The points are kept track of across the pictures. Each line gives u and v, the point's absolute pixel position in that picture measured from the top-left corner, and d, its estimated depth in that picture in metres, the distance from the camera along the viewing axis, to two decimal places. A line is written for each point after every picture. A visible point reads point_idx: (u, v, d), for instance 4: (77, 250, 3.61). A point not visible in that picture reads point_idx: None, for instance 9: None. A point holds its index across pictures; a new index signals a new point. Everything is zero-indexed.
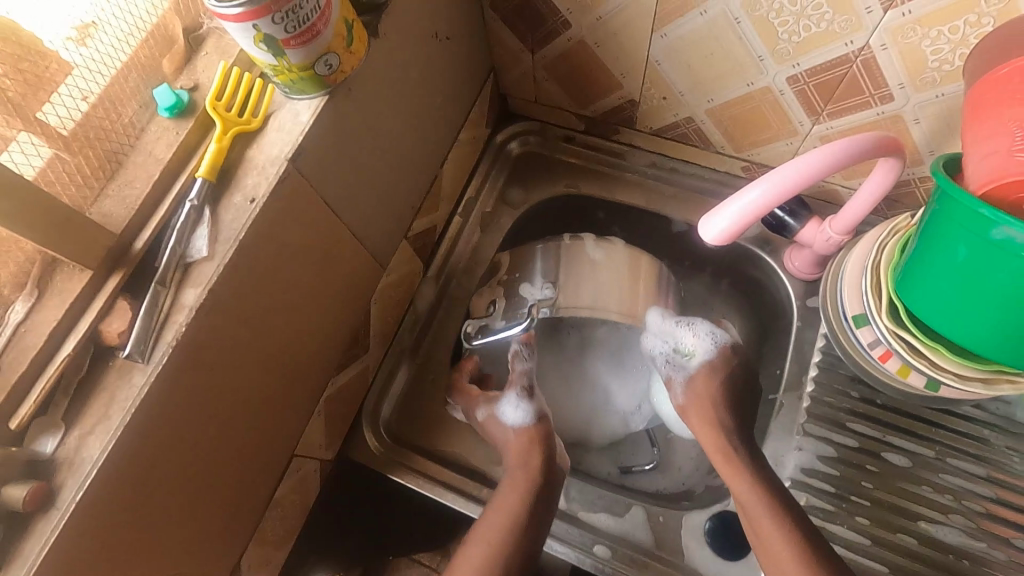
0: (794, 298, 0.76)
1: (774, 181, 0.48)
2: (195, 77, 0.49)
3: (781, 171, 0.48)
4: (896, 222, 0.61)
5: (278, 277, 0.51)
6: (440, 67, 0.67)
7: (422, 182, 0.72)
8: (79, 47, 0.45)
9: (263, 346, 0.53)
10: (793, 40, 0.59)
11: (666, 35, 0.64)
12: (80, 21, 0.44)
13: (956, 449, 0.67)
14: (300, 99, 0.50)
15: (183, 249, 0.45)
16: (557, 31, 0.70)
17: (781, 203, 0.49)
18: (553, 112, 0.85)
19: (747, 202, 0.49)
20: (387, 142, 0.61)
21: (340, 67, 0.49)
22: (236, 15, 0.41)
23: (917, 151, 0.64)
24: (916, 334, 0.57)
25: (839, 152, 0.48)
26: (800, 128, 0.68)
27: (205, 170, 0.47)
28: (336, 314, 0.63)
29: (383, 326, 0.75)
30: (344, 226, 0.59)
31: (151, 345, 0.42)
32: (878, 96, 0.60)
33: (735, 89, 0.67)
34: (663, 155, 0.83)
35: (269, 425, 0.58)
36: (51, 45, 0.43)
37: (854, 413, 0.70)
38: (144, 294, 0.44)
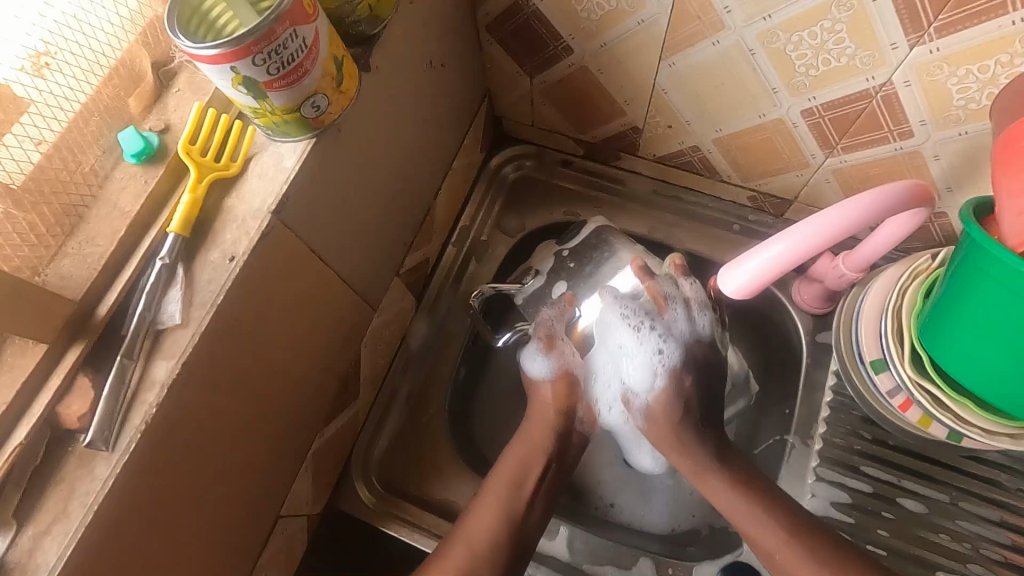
0: (803, 333, 0.74)
1: (798, 240, 0.45)
2: (165, 117, 0.44)
3: (806, 227, 0.45)
4: (916, 265, 0.58)
5: (261, 336, 0.47)
6: (434, 95, 0.62)
7: (414, 215, 0.68)
8: (30, 84, 0.40)
9: (244, 410, 0.48)
10: (811, 73, 0.55)
11: (675, 64, 0.61)
12: (30, 54, 0.40)
13: (974, 495, 0.65)
14: (284, 141, 0.45)
15: (154, 314, 0.40)
16: (558, 56, 0.66)
17: (807, 259, 0.46)
18: (551, 136, 0.81)
19: (768, 259, 0.46)
20: (378, 179, 0.57)
21: (328, 108, 0.44)
22: (212, 57, 0.36)
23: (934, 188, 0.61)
24: (939, 385, 0.54)
25: (871, 206, 0.44)
26: (813, 161, 0.65)
27: (178, 224, 0.42)
28: (324, 363, 0.58)
29: (373, 367, 0.70)
30: (332, 272, 0.54)
31: (118, 430, 0.38)
32: (897, 131, 0.57)
33: (745, 120, 0.64)
34: (666, 182, 0.80)
35: (252, 490, 0.53)
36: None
37: (867, 456, 0.68)
38: (109, 368, 0.39)
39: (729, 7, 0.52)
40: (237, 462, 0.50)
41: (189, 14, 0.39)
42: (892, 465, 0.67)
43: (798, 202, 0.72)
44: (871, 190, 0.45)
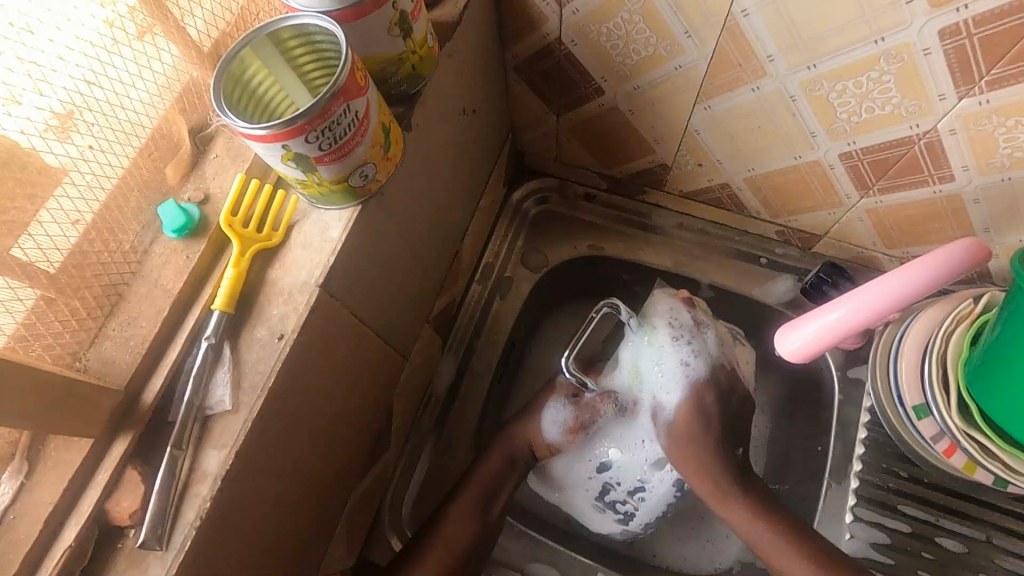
0: (834, 368, 0.73)
1: (853, 309, 0.46)
2: (204, 186, 0.43)
3: (864, 290, 0.46)
4: (958, 309, 0.58)
5: (305, 407, 0.45)
6: (465, 141, 0.61)
7: (443, 260, 0.66)
8: (63, 149, 0.37)
9: (286, 482, 0.46)
10: (853, 120, 0.55)
11: (711, 107, 0.60)
12: (65, 117, 0.37)
13: (1018, 533, 0.63)
14: (327, 209, 0.43)
15: (202, 399, 0.38)
16: (587, 96, 0.65)
17: (870, 322, 0.46)
18: (574, 170, 0.80)
19: (827, 321, 0.47)
20: (413, 232, 0.55)
21: (375, 175, 0.42)
22: (265, 136, 0.35)
23: (971, 228, 0.61)
24: (988, 434, 0.54)
25: (936, 267, 0.44)
26: (847, 200, 0.65)
27: (222, 301, 0.40)
28: (359, 421, 0.57)
29: (403, 414, 0.68)
30: (370, 331, 0.53)
31: (170, 527, 0.36)
32: (937, 176, 0.57)
33: (780, 161, 0.63)
34: (691, 216, 0.79)
35: (291, 559, 0.52)
36: (27, 144, 0.35)
37: (904, 494, 0.67)
38: (157, 458, 0.37)
39: (772, 56, 0.52)
40: (278, 534, 0.48)
41: (236, 90, 0.38)
42: (929, 504, 0.66)
43: (828, 237, 0.72)
44: (932, 252, 0.45)
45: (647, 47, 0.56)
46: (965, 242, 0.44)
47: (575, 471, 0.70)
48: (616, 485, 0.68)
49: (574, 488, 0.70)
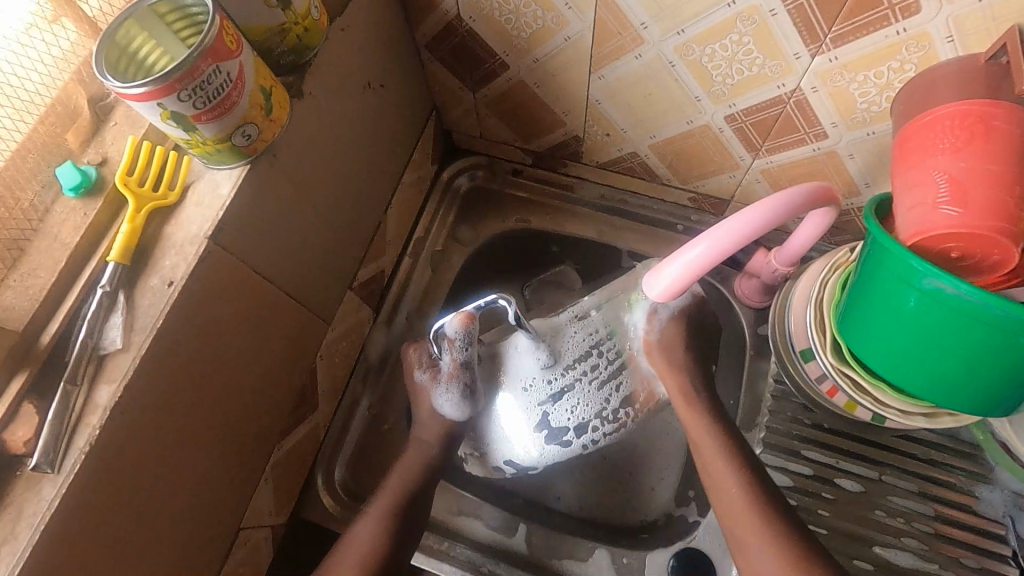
0: (745, 326, 0.77)
1: (715, 246, 0.49)
2: (103, 151, 0.46)
3: (719, 229, 0.49)
4: (836, 258, 0.62)
5: (204, 355, 0.48)
6: (375, 115, 0.65)
7: (363, 230, 0.70)
8: None
9: (193, 427, 0.50)
10: (728, 82, 0.59)
11: (604, 77, 0.64)
12: None
13: (905, 470, 0.69)
14: (219, 169, 0.47)
15: (96, 340, 0.42)
16: (495, 71, 0.69)
17: (724, 259, 0.50)
18: (500, 146, 0.84)
19: (688, 261, 0.50)
20: (320, 198, 0.59)
21: (259, 136, 0.47)
22: (138, 95, 0.38)
23: (853, 184, 0.65)
24: (857, 371, 0.58)
25: (777, 208, 0.48)
26: (742, 162, 0.69)
27: (117, 253, 0.44)
28: (276, 377, 0.60)
29: (332, 379, 0.72)
30: (279, 290, 0.56)
31: (62, 452, 0.39)
32: (812, 133, 0.61)
33: (675, 127, 0.67)
34: (611, 187, 0.83)
35: (209, 505, 0.55)
36: None
37: (808, 440, 0.71)
38: (54, 394, 0.41)
39: (645, 23, 0.56)
40: (190, 477, 0.52)
41: (117, 55, 0.42)
42: (827, 447, 0.71)
43: (734, 201, 0.76)
44: (775, 195, 0.49)
45: (536, 20, 0.60)
46: (802, 184, 0.49)
47: (475, 425, 0.65)
48: (507, 451, 0.63)
49: (472, 438, 0.66)
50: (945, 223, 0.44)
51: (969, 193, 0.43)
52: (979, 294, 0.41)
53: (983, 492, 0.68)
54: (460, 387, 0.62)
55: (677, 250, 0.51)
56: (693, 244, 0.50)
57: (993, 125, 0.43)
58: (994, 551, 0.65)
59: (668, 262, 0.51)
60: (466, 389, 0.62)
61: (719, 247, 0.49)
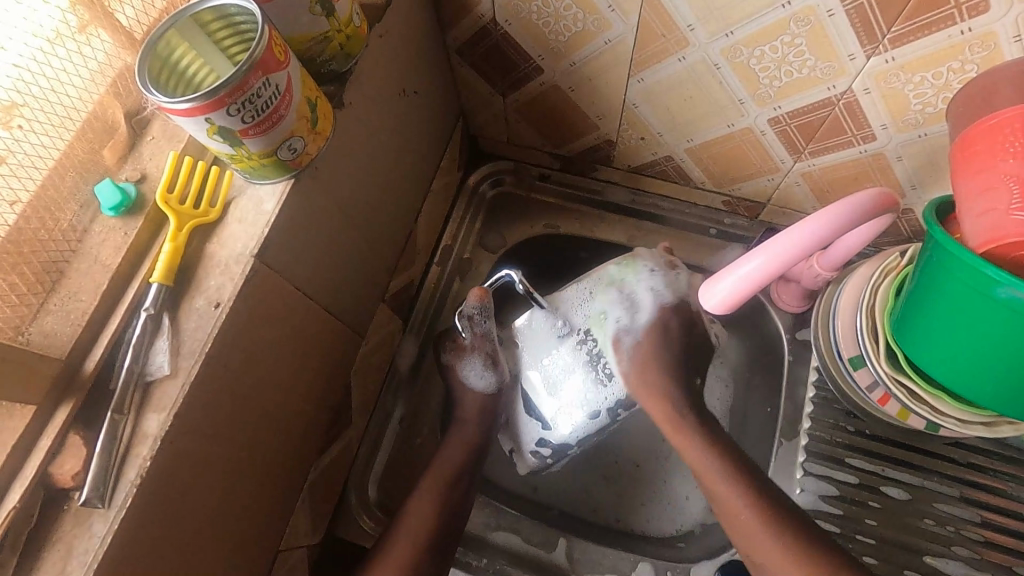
0: (783, 331, 0.75)
1: (773, 257, 0.47)
2: (141, 167, 0.45)
3: (779, 239, 0.47)
4: (886, 263, 0.60)
5: (247, 376, 0.46)
6: (408, 123, 0.63)
7: (395, 240, 0.68)
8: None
9: (236, 451, 0.48)
10: (775, 85, 0.57)
11: (643, 80, 0.62)
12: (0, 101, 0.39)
13: (953, 477, 0.67)
14: (262, 184, 0.45)
15: (142, 366, 0.40)
16: (529, 75, 0.67)
17: (784, 270, 0.48)
18: (527, 151, 0.82)
19: (746, 272, 0.48)
20: (356, 211, 0.57)
21: (305, 149, 0.45)
22: (186, 110, 0.36)
23: (899, 187, 0.63)
24: (914, 379, 0.56)
25: (841, 216, 0.47)
26: (782, 165, 0.67)
27: (160, 274, 0.42)
28: (314, 394, 0.58)
29: (364, 393, 0.70)
30: (317, 306, 0.54)
31: (112, 485, 0.38)
32: (860, 136, 0.59)
33: (715, 130, 0.66)
34: (642, 190, 0.81)
35: (251, 528, 0.53)
36: None
37: (851, 447, 0.69)
38: (100, 424, 0.39)
39: (692, 25, 0.54)
40: (234, 503, 0.50)
41: (160, 69, 0.40)
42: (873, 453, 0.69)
43: (771, 204, 0.74)
44: (838, 203, 0.47)
45: (576, 22, 0.58)
46: (869, 191, 0.47)
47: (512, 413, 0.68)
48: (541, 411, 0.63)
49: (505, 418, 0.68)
50: (1019, 230, 0.42)
51: None
52: None
53: None
54: (485, 354, 0.66)
55: (729, 263, 0.50)
56: (745, 256, 0.49)
57: None
58: None
59: (720, 275, 0.50)
60: (492, 358, 0.67)
61: (773, 258, 0.47)
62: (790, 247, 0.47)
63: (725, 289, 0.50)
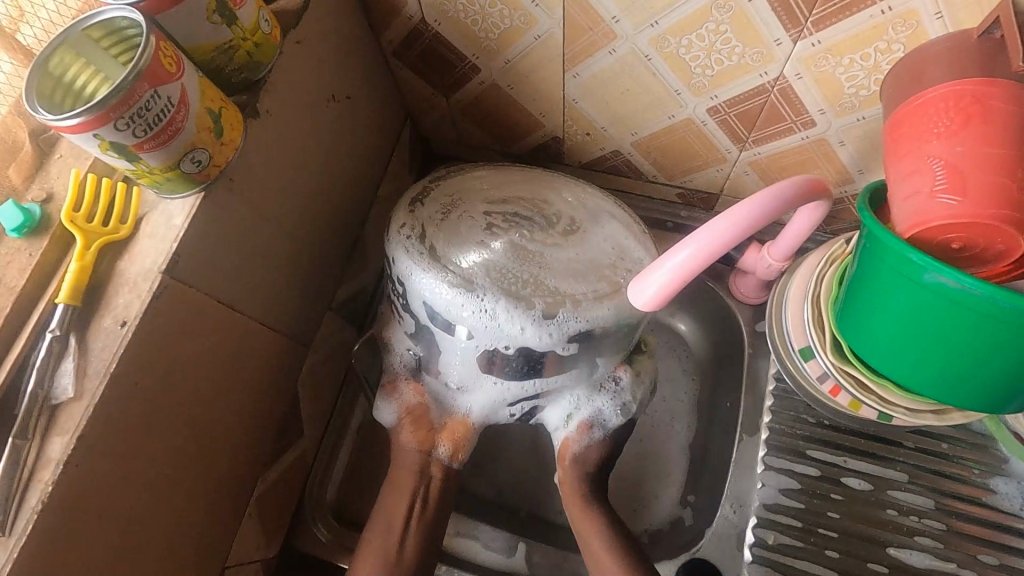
0: (743, 323, 0.74)
1: (701, 248, 0.46)
2: (47, 186, 0.44)
3: (705, 229, 0.46)
4: (832, 250, 0.59)
5: (165, 395, 0.46)
6: (342, 128, 0.62)
7: (339, 248, 0.67)
8: None
9: (164, 469, 0.48)
10: (707, 74, 0.56)
11: (579, 75, 0.61)
12: None
13: (917, 465, 0.66)
14: (172, 198, 0.45)
15: (46, 389, 0.40)
16: (467, 75, 0.66)
17: (713, 261, 0.47)
18: (480, 152, 0.81)
19: (676, 263, 0.47)
20: (287, 220, 0.56)
21: (211, 161, 0.44)
22: (73, 126, 0.36)
23: (846, 172, 0.62)
24: (861, 370, 0.55)
25: (764, 205, 0.46)
26: (728, 155, 0.66)
27: (66, 294, 0.41)
28: (253, 407, 0.58)
29: (316, 403, 0.69)
30: (250, 318, 0.54)
31: (13, 513, 0.37)
32: (800, 122, 0.58)
33: (657, 122, 0.64)
34: (596, 186, 0.80)
35: (190, 545, 0.53)
36: None
37: (813, 439, 0.68)
38: (3, 450, 0.39)
39: (616, 17, 0.53)
40: (165, 523, 0.49)
41: (50, 86, 0.39)
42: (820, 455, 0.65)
43: (725, 195, 0.73)
44: (760, 192, 0.47)
45: (503, 19, 0.57)
46: (789, 180, 0.47)
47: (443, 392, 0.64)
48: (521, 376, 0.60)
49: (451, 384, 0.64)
50: (944, 212, 0.41)
51: (969, 178, 0.40)
52: (983, 287, 0.38)
53: (1000, 485, 0.65)
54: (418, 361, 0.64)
55: (656, 259, 0.48)
56: (671, 250, 0.47)
57: (991, 105, 0.41)
58: (1014, 546, 0.62)
59: (646, 273, 0.49)
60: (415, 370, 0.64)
61: (696, 251, 0.46)
62: (711, 240, 0.46)
63: (654, 286, 0.48)
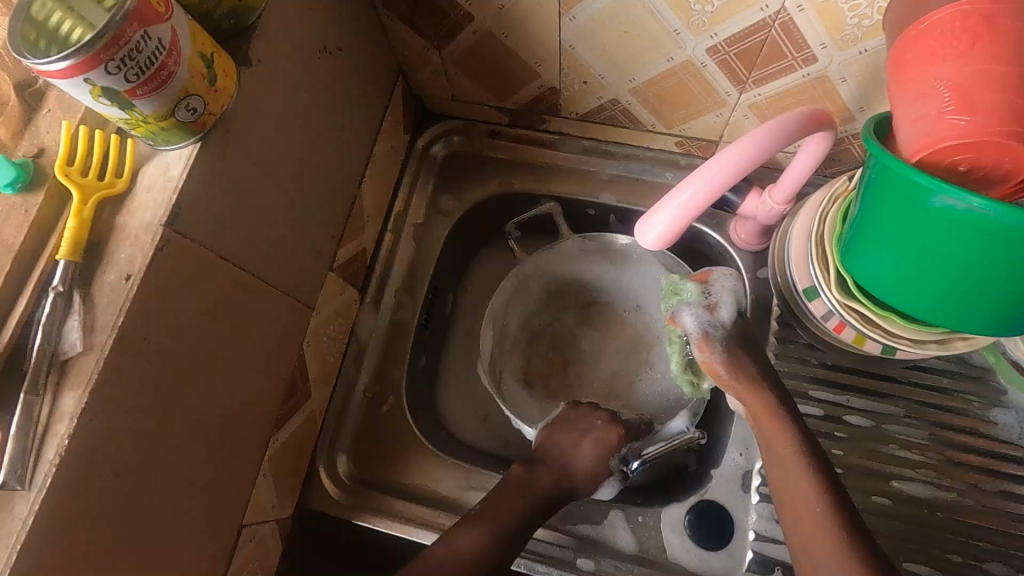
0: (744, 271, 0.75)
1: (702, 186, 0.46)
2: (38, 140, 0.43)
3: (707, 167, 0.46)
4: (835, 188, 0.59)
5: (176, 352, 0.45)
6: (336, 81, 0.61)
7: (339, 207, 0.66)
8: None
9: (179, 428, 0.48)
10: (707, 10, 0.55)
11: (576, 17, 0.60)
12: None
13: (918, 401, 0.68)
14: (168, 149, 0.44)
15: (54, 344, 0.39)
16: (460, 24, 0.65)
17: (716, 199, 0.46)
18: (474, 108, 0.80)
19: (678, 203, 0.47)
20: (286, 176, 0.55)
21: (206, 109, 0.43)
22: (61, 70, 0.35)
23: (847, 110, 0.62)
24: (867, 304, 0.55)
25: (766, 138, 0.45)
26: (728, 99, 0.65)
27: (66, 250, 0.41)
28: (262, 368, 0.57)
29: (322, 364, 0.69)
30: (254, 276, 0.53)
31: (31, 467, 0.38)
32: (801, 59, 0.57)
33: (655, 66, 0.63)
34: (594, 139, 0.80)
35: (208, 503, 0.53)
36: None
37: (816, 380, 0.69)
38: (14, 406, 0.39)
39: None
40: (183, 483, 0.50)
41: (34, 33, 0.38)
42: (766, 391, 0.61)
43: (724, 141, 0.72)
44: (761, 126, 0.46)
45: None
46: (793, 112, 0.46)
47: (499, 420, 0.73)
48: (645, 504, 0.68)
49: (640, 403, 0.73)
50: (955, 132, 0.41)
51: (976, 96, 0.40)
52: (992, 205, 0.38)
53: (999, 416, 0.66)
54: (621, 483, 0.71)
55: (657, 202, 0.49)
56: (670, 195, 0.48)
57: (999, 23, 0.40)
58: (1012, 474, 0.64)
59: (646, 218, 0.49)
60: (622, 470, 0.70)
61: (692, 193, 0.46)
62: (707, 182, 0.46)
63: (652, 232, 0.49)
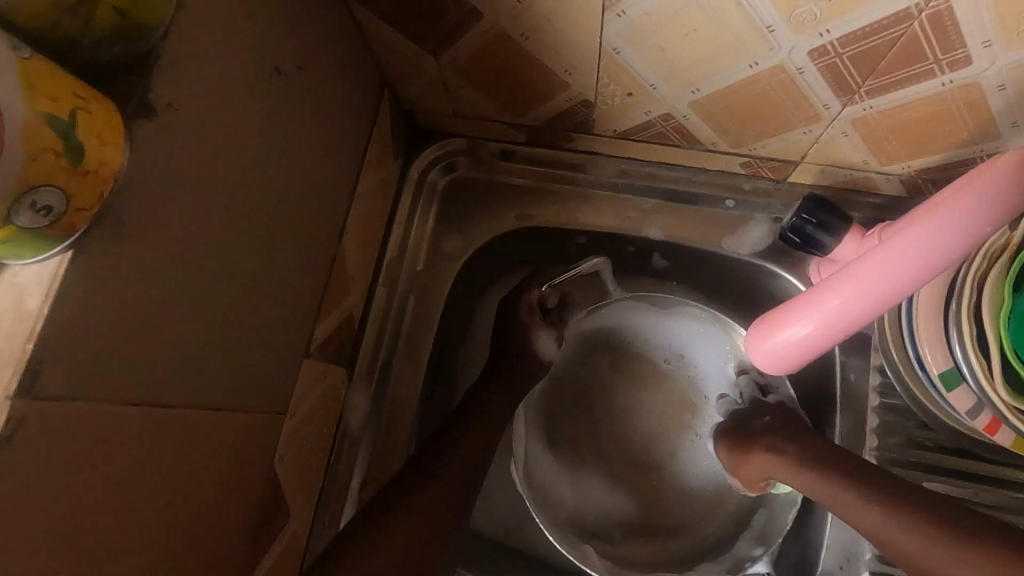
0: None
1: (823, 318, 0.44)
2: None
3: (830, 297, 0.43)
4: (990, 241, 0.42)
5: (62, 562, 0.30)
6: (298, 112, 0.44)
7: (313, 274, 0.50)
8: None
9: None
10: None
11: (626, 13, 0.43)
12: None
13: None
14: (21, 265, 0.28)
15: None
16: (463, 24, 0.48)
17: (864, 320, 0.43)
18: (481, 125, 0.63)
19: (798, 336, 0.46)
20: (231, 257, 0.39)
21: (72, 203, 0.27)
22: None
23: (995, 126, 0.45)
24: None
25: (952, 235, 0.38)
26: (825, 113, 0.49)
27: None
28: (217, 515, 0.42)
29: (305, 472, 0.54)
30: (192, 406, 0.37)
31: None
32: (946, 61, 0.41)
33: (731, 74, 0.47)
34: (634, 160, 0.63)
35: None
36: None
37: (933, 469, 0.54)
38: None
39: None
40: None
41: None
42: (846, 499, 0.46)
43: (805, 162, 0.56)
44: (945, 220, 0.38)
45: None
46: (987, 192, 0.37)
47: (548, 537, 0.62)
48: None
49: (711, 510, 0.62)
50: None
51: None
52: None
53: None
54: None
55: (768, 312, 0.48)
56: (789, 311, 0.46)
57: None
58: None
59: (756, 332, 0.49)
60: None
61: (821, 324, 0.44)
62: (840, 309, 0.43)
63: (764, 353, 0.48)
